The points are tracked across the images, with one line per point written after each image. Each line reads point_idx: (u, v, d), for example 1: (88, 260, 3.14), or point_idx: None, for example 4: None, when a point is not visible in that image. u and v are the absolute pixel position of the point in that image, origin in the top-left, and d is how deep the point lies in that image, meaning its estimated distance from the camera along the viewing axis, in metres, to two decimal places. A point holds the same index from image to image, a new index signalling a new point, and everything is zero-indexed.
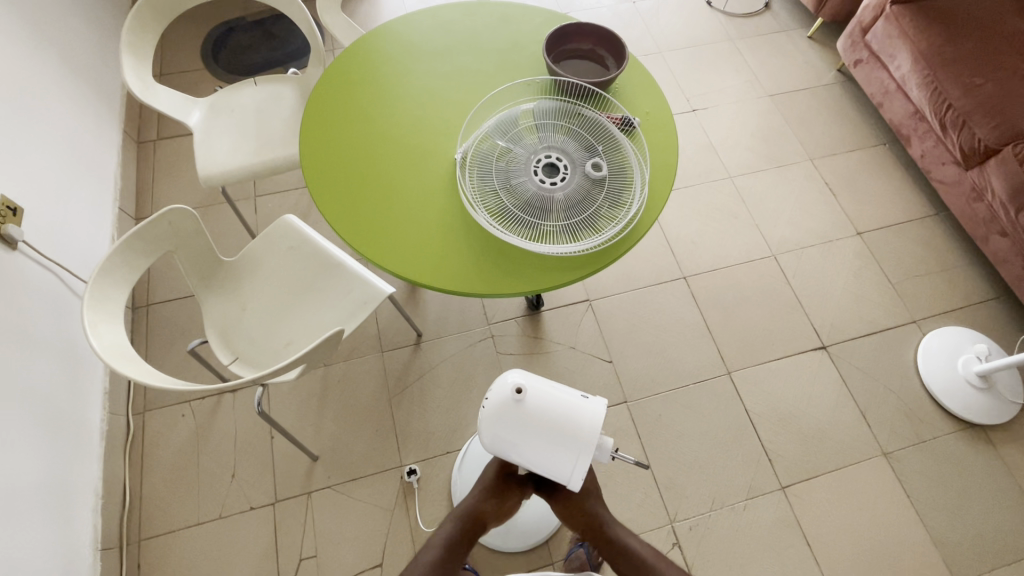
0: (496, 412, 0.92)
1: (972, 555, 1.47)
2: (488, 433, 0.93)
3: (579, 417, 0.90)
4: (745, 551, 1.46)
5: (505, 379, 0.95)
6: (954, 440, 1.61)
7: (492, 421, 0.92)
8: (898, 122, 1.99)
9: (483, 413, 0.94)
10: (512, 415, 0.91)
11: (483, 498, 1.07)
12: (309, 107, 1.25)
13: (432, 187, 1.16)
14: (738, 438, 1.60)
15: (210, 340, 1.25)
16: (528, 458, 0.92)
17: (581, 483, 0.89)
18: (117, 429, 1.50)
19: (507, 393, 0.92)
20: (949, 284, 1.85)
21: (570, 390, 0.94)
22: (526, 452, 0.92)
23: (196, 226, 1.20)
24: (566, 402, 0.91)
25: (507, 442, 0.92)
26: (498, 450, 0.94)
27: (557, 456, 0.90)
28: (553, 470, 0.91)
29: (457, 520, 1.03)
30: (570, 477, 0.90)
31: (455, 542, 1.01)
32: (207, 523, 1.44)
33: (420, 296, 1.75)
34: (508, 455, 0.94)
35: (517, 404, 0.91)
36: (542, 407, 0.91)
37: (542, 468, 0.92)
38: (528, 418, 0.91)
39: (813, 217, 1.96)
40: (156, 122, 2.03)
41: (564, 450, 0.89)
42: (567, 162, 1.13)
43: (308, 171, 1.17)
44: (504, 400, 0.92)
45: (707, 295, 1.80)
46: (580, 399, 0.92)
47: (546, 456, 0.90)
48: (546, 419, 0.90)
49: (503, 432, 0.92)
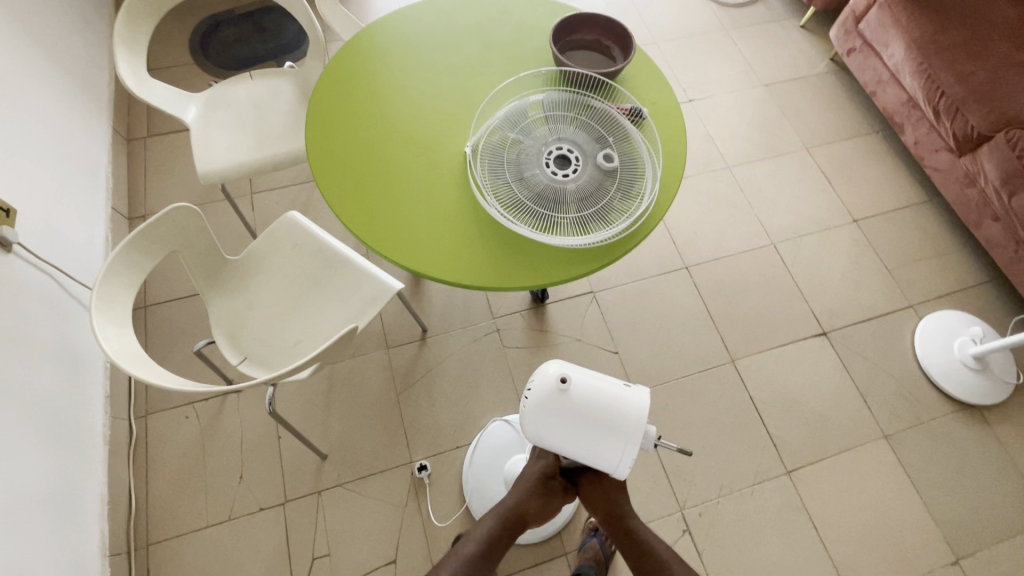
0: (541, 403, 0.91)
1: (970, 532, 1.51)
2: (533, 424, 0.93)
3: (625, 407, 0.90)
4: (752, 535, 1.48)
5: (547, 370, 0.95)
6: (952, 421, 1.65)
7: (536, 413, 0.92)
8: (891, 110, 2.02)
9: (526, 404, 0.93)
10: (558, 405, 0.91)
11: (526, 497, 1.09)
12: (314, 100, 1.23)
13: (443, 180, 1.15)
14: (744, 424, 1.62)
15: (218, 340, 1.23)
16: (574, 448, 0.92)
17: (627, 472, 0.91)
18: (120, 433, 1.47)
19: (551, 383, 0.91)
20: (944, 269, 1.89)
21: (612, 379, 0.94)
22: (571, 443, 0.92)
23: (201, 225, 1.17)
24: (611, 392, 0.91)
25: (552, 433, 0.93)
26: (542, 439, 0.94)
27: (605, 446, 0.90)
28: (599, 460, 0.91)
29: (497, 517, 1.07)
30: (617, 467, 0.91)
31: (492, 539, 1.05)
32: (216, 525, 1.42)
33: (425, 291, 1.74)
34: (552, 446, 0.95)
35: (562, 394, 0.91)
36: (588, 398, 0.90)
37: (587, 458, 0.92)
38: (575, 408, 0.91)
39: (810, 205, 1.98)
40: (147, 118, 1.98)
41: (611, 440, 0.89)
42: (579, 154, 1.13)
43: (316, 166, 1.15)
44: (549, 390, 0.91)
45: (710, 285, 1.82)
46: (623, 388, 0.92)
47: (593, 446, 0.91)
48: (592, 408, 0.90)
49: (547, 422, 0.92)
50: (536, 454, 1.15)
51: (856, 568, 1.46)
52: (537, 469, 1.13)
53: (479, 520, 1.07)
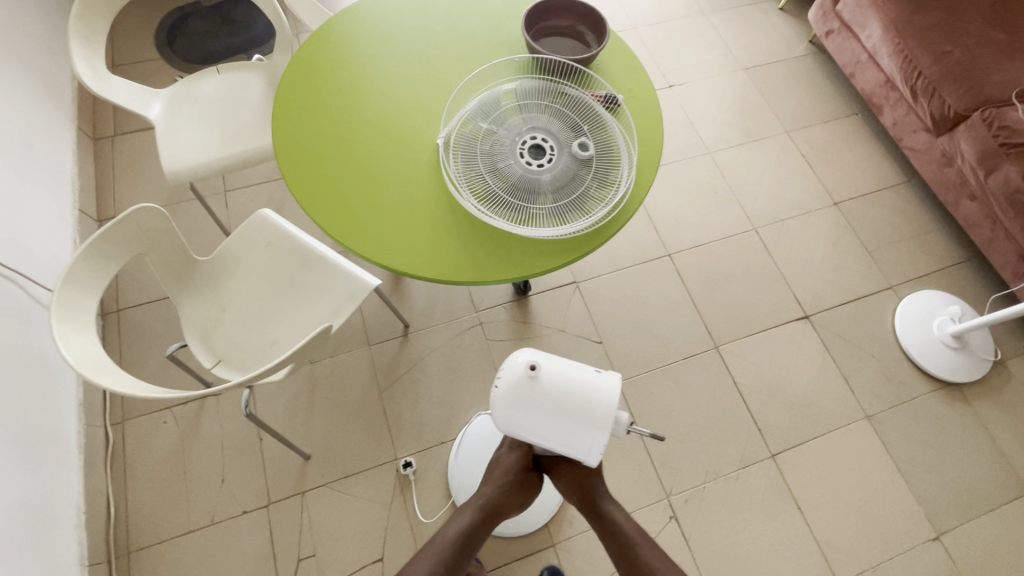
0: (510, 391, 0.90)
1: (950, 508, 1.54)
2: (503, 413, 0.92)
3: (596, 393, 0.89)
4: (738, 519, 1.49)
5: (517, 357, 0.93)
6: (932, 399, 1.67)
7: (506, 402, 0.91)
8: (869, 92, 2.02)
9: (496, 394, 0.92)
10: (527, 392, 0.90)
11: (503, 492, 1.11)
12: (280, 94, 1.19)
13: (415, 173, 1.12)
14: (728, 410, 1.62)
15: (191, 343, 1.20)
16: (545, 436, 0.91)
17: (599, 459, 0.90)
18: (96, 440, 1.44)
19: (521, 370, 0.90)
20: (923, 250, 1.90)
21: (583, 366, 0.93)
22: (541, 431, 0.91)
23: (168, 226, 1.14)
24: (582, 379, 0.90)
25: (522, 421, 0.91)
26: (512, 429, 0.93)
27: (576, 433, 0.89)
28: (569, 448, 0.91)
29: (474, 512, 1.08)
30: (588, 454, 0.90)
31: (469, 535, 1.06)
32: (199, 530, 1.40)
33: (406, 287, 1.72)
34: (522, 434, 0.94)
35: (532, 381, 0.90)
36: (558, 385, 0.89)
37: (558, 446, 0.91)
38: (544, 396, 0.89)
39: (791, 188, 1.98)
40: (113, 117, 1.93)
41: (583, 427, 0.89)
42: (553, 143, 1.11)
43: (284, 162, 1.12)
44: (519, 378, 0.90)
45: (692, 271, 1.82)
46: (594, 375, 0.91)
47: (564, 434, 0.90)
48: (562, 396, 0.89)
49: (517, 411, 0.91)
50: (510, 443, 1.17)
51: (840, 547, 1.48)
52: (511, 460, 1.15)
53: (455, 515, 1.09)
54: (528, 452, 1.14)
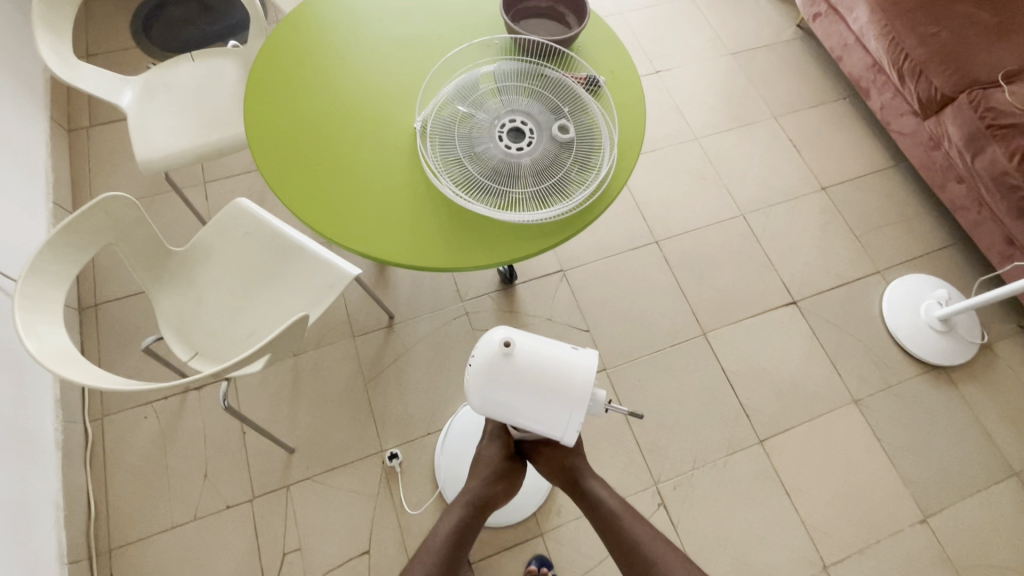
0: (484, 369, 0.88)
1: (937, 490, 1.54)
2: (478, 392, 0.90)
3: (572, 371, 0.88)
4: (726, 505, 1.49)
5: (491, 335, 0.91)
6: (919, 382, 1.67)
7: (479, 381, 0.89)
8: (857, 75, 2.00)
9: (470, 372, 0.90)
10: (502, 370, 0.88)
11: (489, 483, 1.11)
12: (252, 79, 1.16)
13: (393, 159, 1.09)
14: (716, 396, 1.62)
15: (166, 336, 1.17)
16: (521, 415, 0.90)
17: (575, 437, 0.89)
18: (74, 437, 1.42)
19: (495, 347, 0.88)
20: (911, 233, 1.89)
21: (559, 343, 0.91)
22: (517, 410, 0.90)
23: (138, 215, 1.11)
24: (557, 356, 0.89)
25: (496, 400, 0.90)
26: (488, 409, 0.92)
27: (552, 412, 0.88)
28: (545, 427, 0.90)
29: (464, 507, 1.07)
30: (565, 433, 0.89)
31: (462, 531, 1.06)
32: (181, 526, 1.38)
33: (390, 277, 1.69)
34: (497, 414, 0.92)
35: (506, 359, 0.88)
36: (532, 363, 0.88)
37: (534, 425, 0.90)
38: (518, 373, 0.88)
39: (778, 173, 1.97)
40: (88, 107, 1.88)
41: (559, 405, 0.87)
42: (533, 126, 1.09)
43: (257, 148, 1.09)
44: (492, 356, 0.88)
45: (679, 258, 1.80)
46: (570, 352, 0.90)
47: (540, 412, 0.88)
48: (537, 373, 0.87)
49: (491, 389, 0.89)
50: (489, 437, 1.15)
51: (828, 532, 1.48)
52: (493, 452, 1.14)
53: (444, 516, 1.07)
54: (508, 441, 1.14)
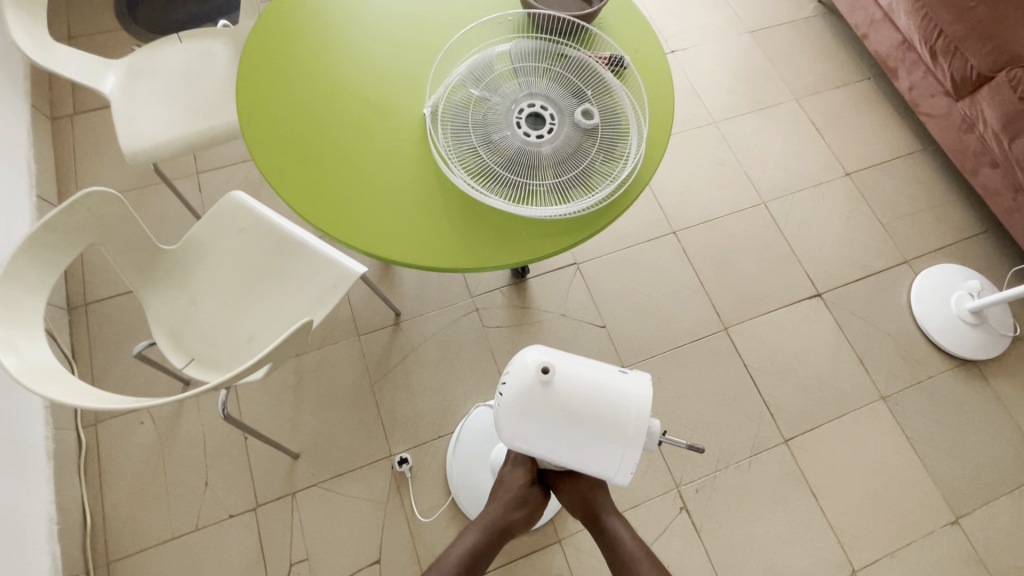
0: (521, 398, 0.82)
1: (968, 491, 1.48)
2: (515, 423, 0.83)
3: (623, 399, 0.81)
4: (750, 509, 1.43)
5: (527, 359, 0.85)
6: (950, 378, 1.60)
7: (517, 411, 0.82)
8: (884, 54, 1.89)
9: (504, 401, 0.83)
10: (540, 399, 0.81)
11: (510, 509, 1.08)
12: (244, 62, 1.06)
13: (400, 147, 1.00)
14: (739, 394, 1.55)
15: (160, 342, 1.09)
16: (566, 450, 0.83)
17: (629, 474, 0.82)
18: (67, 444, 1.35)
19: (532, 374, 0.82)
20: (940, 221, 1.81)
21: (605, 367, 0.85)
22: (559, 444, 0.83)
23: (124, 212, 1.03)
24: (605, 382, 0.82)
25: (535, 432, 0.83)
26: (526, 442, 0.85)
27: (603, 448, 0.81)
28: (594, 465, 0.83)
29: (483, 531, 1.06)
30: (617, 471, 0.82)
31: (477, 553, 1.04)
32: (182, 536, 1.32)
33: (396, 273, 1.61)
34: (533, 449, 0.86)
35: (545, 386, 0.81)
36: (576, 390, 0.81)
37: (582, 462, 0.83)
38: (559, 401, 0.81)
39: (801, 159, 1.88)
40: (72, 93, 1.78)
41: (612, 441, 0.80)
42: (553, 111, 0.99)
43: (252, 139, 1.00)
44: (529, 383, 0.82)
45: (699, 250, 1.72)
46: (619, 377, 0.83)
47: (590, 447, 0.82)
48: (582, 402, 0.81)
49: (529, 421, 0.82)
50: (513, 462, 1.13)
51: (856, 534, 1.42)
52: (516, 478, 1.11)
53: (461, 535, 1.06)
54: (532, 467, 1.11)
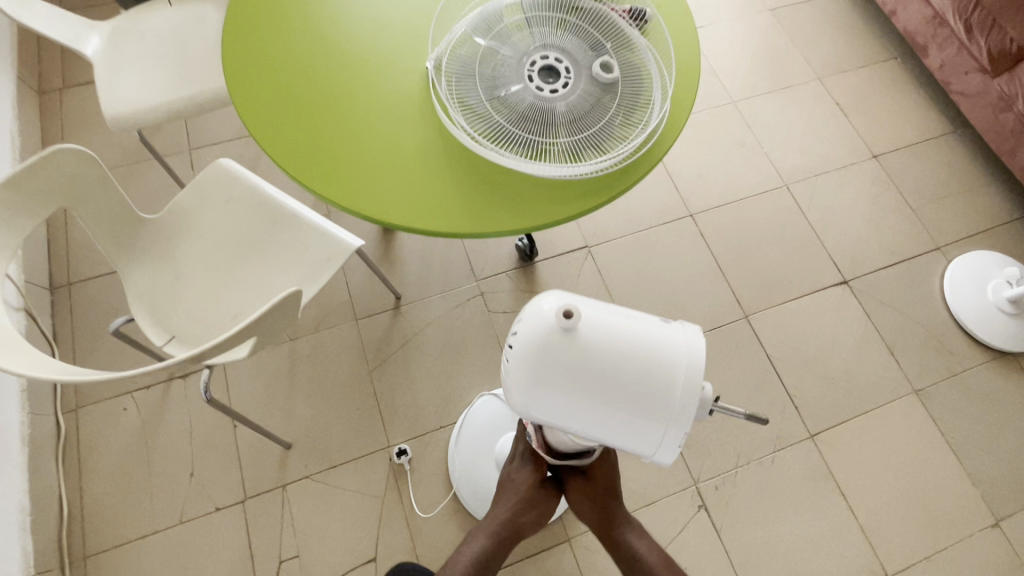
0: (539, 351, 0.66)
1: (1008, 492, 1.38)
2: (529, 384, 0.67)
3: (668, 354, 0.65)
4: (775, 508, 1.33)
5: (545, 304, 0.69)
6: (987, 371, 1.50)
7: (532, 368, 0.66)
8: (913, 31, 1.79)
9: (517, 357, 0.67)
10: (563, 354, 0.66)
11: (519, 512, 1.00)
12: (232, 15, 0.97)
13: (400, 103, 0.92)
14: (761, 385, 1.45)
15: (138, 318, 1.01)
16: (596, 419, 0.68)
17: (674, 448, 0.67)
18: (44, 430, 1.26)
19: (553, 322, 0.66)
20: (973, 206, 1.70)
21: (643, 316, 0.69)
22: (586, 411, 0.67)
23: (98, 172, 0.94)
24: (645, 333, 0.66)
25: (556, 396, 0.67)
26: (544, 409, 0.70)
27: (645, 416, 0.65)
28: (631, 437, 0.68)
29: (490, 536, 0.98)
30: (659, 444, 0.67)
31: (486, 559, 0.96)
32: (164, 531, 1.24)
33: (396, 255, 1.52)
34: (552, 417, 0.70)
35: (568, 337, 0.66)
36: (607, 341, 0.65)
37: (616, 434, 0.68)
38: (585, 356, 0.65)
39: (825, 140, 1.78)
40: (61, 67, 1.70)
41: (655, 406, 0.64)
42: (568, 63, 0.90)
43: (240, 94, 0.91)
44: (549, 333, 0.66)
45: (717, 234, 1.62)
46: (662, 328, 0.67)
47: (627, 414, 0.66)
48: (617, 357, 0.65)
49: (549, 381, 0.66)
50: (519, 459, 1.04)
51: (888, 538, 1.32)
52: (523, 478, 1.02)
53: (467, 540, 0.99)
54: (541, 465, 1.03)
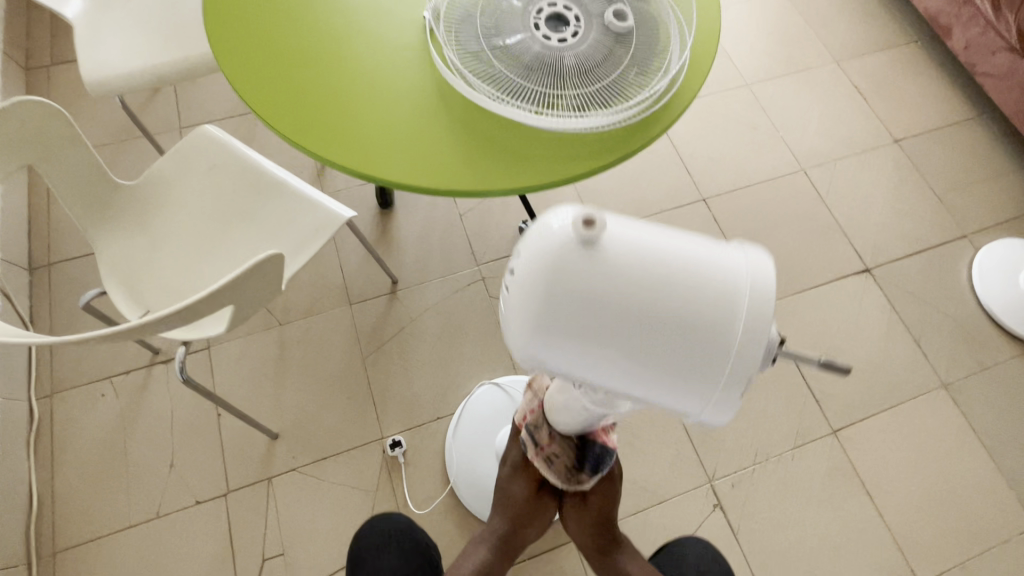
0: (548, 277, 0.49)
1: None
2: (535, 323, 0.50)
3: (727, 285, 0.48)
4: (795, 508, 1.24)
5: (557, 215, 0.51)
6: (1020, 365, 1.41)
7: (540, 302, 0.49)
8: (936, 12, 1.72)
9: (519, 287, 0.51)
10: (581, 283, 0.48)
11: (515, 526, 0.94)
12: None
13: (395, 57, 0.84)
14: (780, 377, 1.36)
15: (110, 290, 0.93)
16: (627, 370, 0.51)
17: (728, 409, 0.51)
18: (16, 416, 1.18)
19: (569, 238, 0.48)
20: (1000, 193, 1.62)
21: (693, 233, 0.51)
22: (613, 359, 0.51)
23: (67, 126, 0.86)
24: (696, 256, 0.48)
25: (572, 339, 0.51)
26: (557, 356, 0.53)
27: (694, 367, 0.48)
28: (673, 394, 0.51)
29: (488, 551, 0.94)
30: (709, 403, 0.51)
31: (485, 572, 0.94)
32: (141, 525, 1.15)
33: (394, 237, 1.44)
34: (567, 366, 0.54)
35: (589, 261, 0.48)
36: (643, 266, 0.48)
37: (652, 389, 0.52)
38: (611, 284, 0.48)
39: (843, 124, 1.70)
40: (49, 44, 1.64)
41: (708, 354, 0.48)
42: (578, 11, 0.83)
43: (220, 46, 0.84)
44: (563, 254, 0.48)
45: (732, 220, 1.54)
46: (717, 249, 0.49)
47: (669, 364, 0.49)
48: (656, 284, 0.47)
49: (563, 319, 0.50)
50: (510, 471, 0.92)
51: (917, 541, 1.23)
52: (517, 491, 0.92)
53: (466, 551, 0.96)
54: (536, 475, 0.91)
